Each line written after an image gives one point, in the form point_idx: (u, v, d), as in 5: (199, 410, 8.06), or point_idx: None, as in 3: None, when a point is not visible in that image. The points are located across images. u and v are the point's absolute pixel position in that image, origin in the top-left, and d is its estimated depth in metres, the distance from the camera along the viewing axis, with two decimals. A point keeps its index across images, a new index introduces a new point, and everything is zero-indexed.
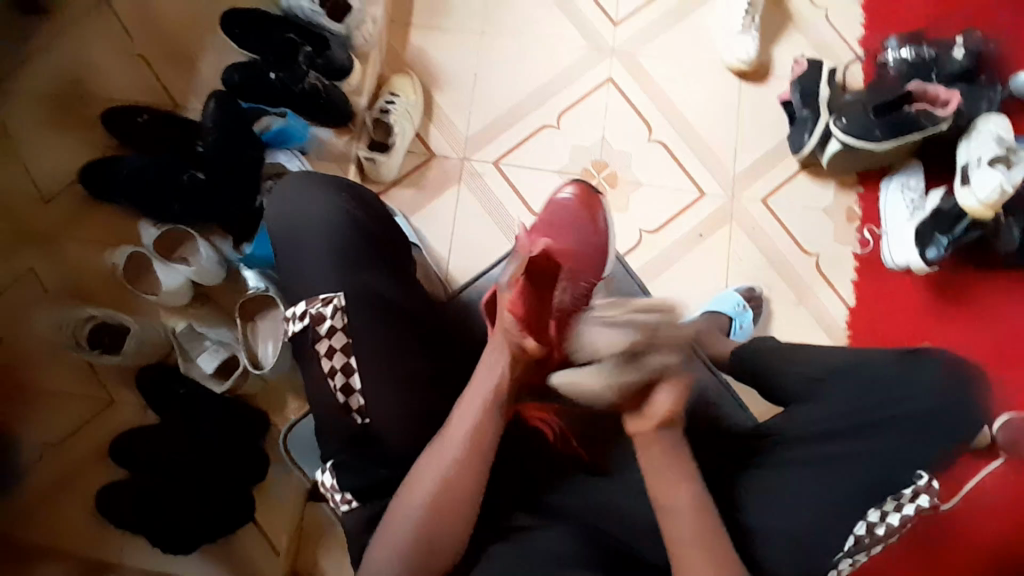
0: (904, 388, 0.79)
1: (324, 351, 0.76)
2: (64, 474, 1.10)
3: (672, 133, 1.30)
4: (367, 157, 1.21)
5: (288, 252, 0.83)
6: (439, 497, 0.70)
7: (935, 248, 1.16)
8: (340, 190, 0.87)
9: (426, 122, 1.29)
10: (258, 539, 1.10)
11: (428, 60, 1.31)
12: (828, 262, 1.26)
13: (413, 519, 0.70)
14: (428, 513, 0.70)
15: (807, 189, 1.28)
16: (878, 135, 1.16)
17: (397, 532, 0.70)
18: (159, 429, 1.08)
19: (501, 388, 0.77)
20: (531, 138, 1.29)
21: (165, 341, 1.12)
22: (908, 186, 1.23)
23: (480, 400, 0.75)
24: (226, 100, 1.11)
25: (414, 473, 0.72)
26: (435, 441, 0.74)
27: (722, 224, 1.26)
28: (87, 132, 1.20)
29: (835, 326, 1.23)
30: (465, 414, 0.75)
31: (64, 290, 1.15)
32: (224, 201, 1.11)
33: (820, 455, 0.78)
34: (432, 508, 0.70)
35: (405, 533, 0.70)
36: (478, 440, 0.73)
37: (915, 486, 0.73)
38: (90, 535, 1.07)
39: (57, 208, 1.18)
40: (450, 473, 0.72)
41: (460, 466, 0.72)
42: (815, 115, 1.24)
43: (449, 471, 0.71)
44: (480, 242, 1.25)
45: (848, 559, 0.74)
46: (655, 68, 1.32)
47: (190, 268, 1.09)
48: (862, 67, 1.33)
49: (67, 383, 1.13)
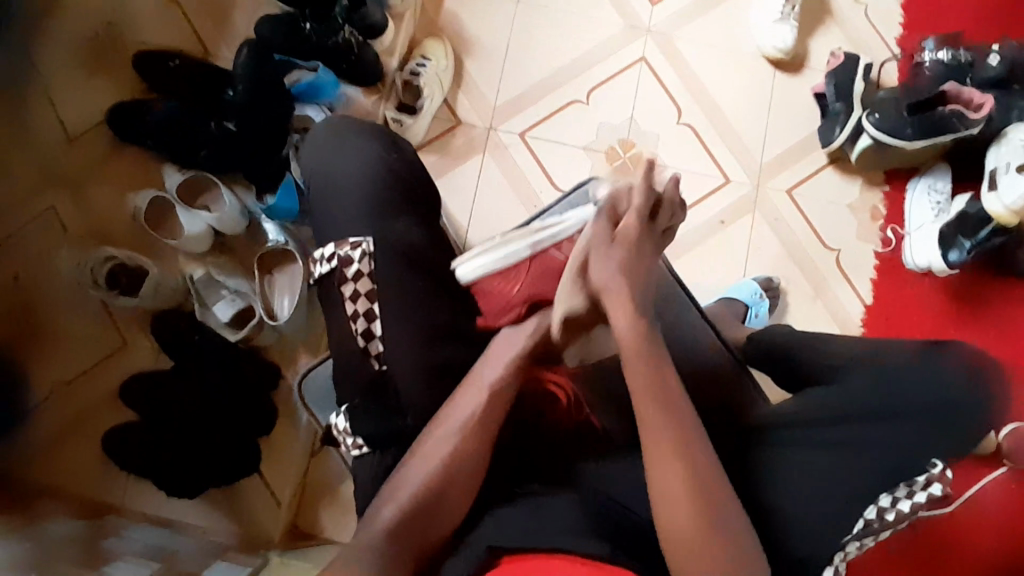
0: (918, 378, 0.79)
1: (349, 295, 0.77)
2: (73, 412, 1.10)
3: (702, 117, 1.29)
4: (394, 118, 1.23)
5: (320, 197, 0.82)
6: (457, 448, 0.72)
7: (957, 251, 1.14)
8: (379, 138, 0.85)
9: (455, 88, 1.28)
10: (263, 490, 1.12)
11: (461, 26, 1.29)
12: (848, 259, 1.25)
13: (431, 470, 0.70)
14: (446, 465, 0.71)
15: (833, 184, 1.27)
16: (910, 134, 1.15)
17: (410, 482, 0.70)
18: (170, 373, 1.09)
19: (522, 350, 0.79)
20: (560, 112, 1.28)
21: (179, 289, 1.12)
22: (935, 188, 1.22)
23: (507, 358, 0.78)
24: (260, 50, 1.08)
25: (435, 422, 0.74)
26: (456, 393, 0.75)
27: (745, 212, 1.26)
28: (114, 71, 1.19)
29: (849, 321, 1.23)
30: (491, 368, 0.77)
31: (84, 230, 1.15)
32: (248, 151, 1.11)
33: (839, 438, 0.78)
34: (450, 461, 0.71)
35: (419, 482, 0.70)
36: (500, 394, 0.76)
37: (928, 474, 0.75)
38: (95, 474, 1.08)
39: (80, 147, 1.17)
40: (470, 426, 0.73)
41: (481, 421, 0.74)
42: (848, 109, 1.22)
43: (470, 423, 0.73)
44: (500, 212, 1.25)
45: (856, 542, 0.75)
46: (690, 51, 1.30)
47: (211, 215, 1.09)
48: (898, 66, 1.31)
49: (81, 321, 1.13)
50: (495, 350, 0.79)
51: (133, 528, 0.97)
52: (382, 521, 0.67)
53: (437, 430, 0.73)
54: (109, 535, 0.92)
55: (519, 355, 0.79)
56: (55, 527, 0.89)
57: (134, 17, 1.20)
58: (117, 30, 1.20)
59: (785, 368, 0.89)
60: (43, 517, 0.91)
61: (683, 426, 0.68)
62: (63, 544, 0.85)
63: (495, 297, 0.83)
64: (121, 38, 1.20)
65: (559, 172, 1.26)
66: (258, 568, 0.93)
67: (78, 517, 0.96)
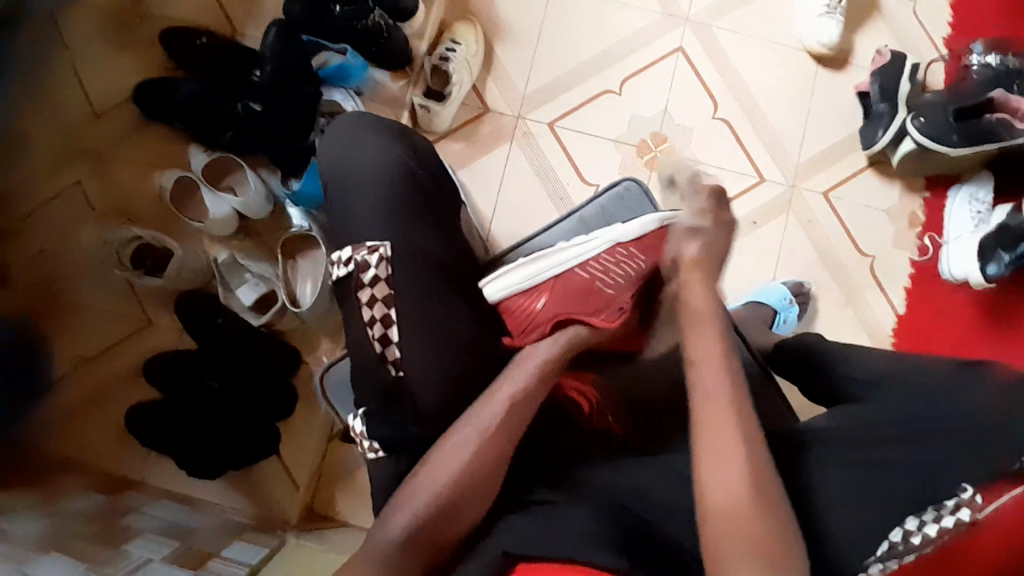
0: (960, 404, 0.75)
1: (365, 301, 0.76)
2: (95, 390, 1.12)
3: (738, 113, 1.24)
4: (422, 104, 1.18)
5: (345, 195, 0.80)
6: (469, 452, 0.70)
7: (995, 264, 1.10)
8: (400, 135, 0.83)
9: (484, 74, 1.25)
10: (280, 473, 1.13)
11: (492, 11, 1.26)
12: (883, 266, 1.22)
13: (444, 478, 0.68)
14: (461, 471, 0.69)
15: (871, 187, 1.23)
16: (954, 140, 1.12)
17: (423, 490, 0.68)
18: (190, 355, 1.10)
19: (542, 372, 0.76)
20: (591, 103, 1.25)
21: (203, 270, 1.12)
22: (975, 198, 1.18)
23: (527, 374, 0.75)
24: (287, 31, 1.04)
25: (452, 431, 0.72)
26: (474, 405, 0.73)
27: (778, 213, 1.23)
28: (143, 48, 1.17)
29: (881, 331, 1.20)
30: (511, 380, 0.75)
31: (110, 209, 1.15)
32: (275, 136, 1.09)
33: (865, 456, 0.75)
34: (462, 468, 0.69)
35: (430, 492, 0.68)
36: (519, 403, 0.73)
37: (958, 499, 0.72)
38: (118, 452, 1.10)
39: (108, 124, 1.16)
40: (484, 437, 0.70)
41: (493, 427, 0.71)
42: (893, 110, 1.18)
43: (485, 434, 0.70)
44: (525, 204, 1.22)
45: (879, 564, 0.72)
46: (728, 43, 1.26)
47: (236, 199, 1.07)
48: (945, 68, 1.25)
49: (106, 300, 1.14)
50: (517, 368, 0.76)
51: (152, 505, 0.99)
52: (398, 522, 0.66)
53: (454, 437, 0.71)
54: (127, 511, 0.93)
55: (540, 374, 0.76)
56: (74, 502, 0.91)
57: None
58: (146, 6, 1.18)
59: (816, 381, 0.86)
60: (62, 492, 0.93)
61: (753, 441, 0.66)
62: (79, 520, 0.86)
63: (519, 315, 0.84)
64: (147, 13, 1.18)
65: (588, 165, 1.24)
66: (273, 549, 0.93)
67: (98, 493, 0.98)
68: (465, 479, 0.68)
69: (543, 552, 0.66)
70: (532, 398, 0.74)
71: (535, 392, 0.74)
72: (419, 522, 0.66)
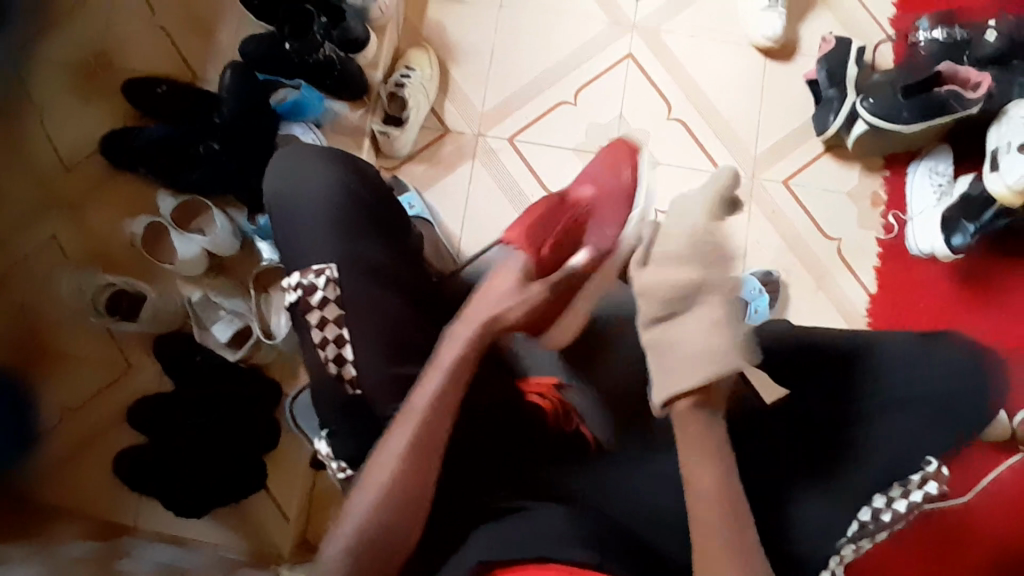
0: (919, 377, 0.76)
1: (315, 322, 0.76)
2: (83, 437, 1.12)
3: (693, 111, 1.27)
4: (381, 130, 1.21)
5: (291, 221, 0.80)
6: (423, 449, 0.68)
7: (961, 235, 1.11)
8: (344, 160, 0.84)
9: (441, 97, 1.28)
10: (270, 508, 1.13)
11: (445, 36, 1.29)
12: (850, 247, 1.23)
13: (393, 488, 0.67)
14: (424, 467, 0.68)
15: (830, 171, 1.25)
16: (906, 117, 1.12)
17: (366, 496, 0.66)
18: (172, 396, 1.10)
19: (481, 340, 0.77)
20: (548, 114, 1.27)
21: (179, 310, 1.14)
22: (935, 171, 1.19)
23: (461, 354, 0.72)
24: (243, 70, 1.11)
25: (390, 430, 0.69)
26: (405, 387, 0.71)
27: (741, 204, 1.24)
28: (109, 101, 1.21)
29: (854, 312, 1.20)
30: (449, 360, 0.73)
31: (86, 259, 1.17)
32: (240, 171, 1.13)
33: (840, 433, 0.76)
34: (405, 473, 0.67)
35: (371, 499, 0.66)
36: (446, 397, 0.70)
37: (923, 472, 0.73)
38: (106, 500, 1.10)
39: (80, 177, 1.19)
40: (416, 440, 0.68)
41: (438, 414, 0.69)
42: (842, 94, 1.19)
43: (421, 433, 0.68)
44: (492, 219, 1.24)
45: (852, 544, 0.73)
46: (675, 44, 1.29)
47: (206, 239, 1.10)
48: (893, 48, 1.27)
49: (85, 347, 1.15)
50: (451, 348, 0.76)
51: (145, 547, 0.99)
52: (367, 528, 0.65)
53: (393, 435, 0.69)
54: (120, 556, 0.93)
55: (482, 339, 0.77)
56: (67, 549, 0.91)
57: (125, 47, 1.22)
58: (109, 62, 1.22)
59: None
60: (53, 540, 0.93)
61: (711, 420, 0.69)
62: (72, 565, 0.86)
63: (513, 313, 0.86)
64: (110, 66, 1.22)
65: (550, 174, 1.25)
66: None
67: (89, 539, 0.98)
68: (408, 483, 0.67)
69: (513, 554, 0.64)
70: (461, 363, 0.73)
71: (471, 362, 0.73)
72: (375, 526, 0.66)
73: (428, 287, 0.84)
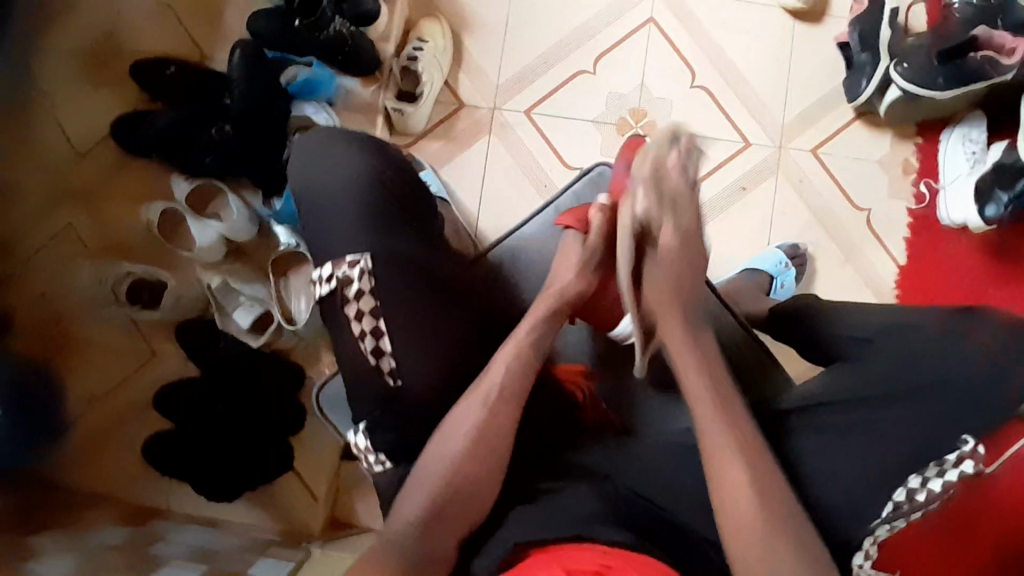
0: (956, 354, 0.73)
1: (353, 314, 0.75)
2: (116, 421, 1.14)
3: (717, 78, 1.22)
4: (395, 108, 1.17)
5: (318, 212, 0.78)
6: (471, 451, 0.69)
7: (994, 206, 1.07)
8: (371, 147, 0.81)
9: (455, 70, 1.23)
10: (297, 489, 1.14)
11: (457, 4, 1.24)
12: (880, 218, 1.19)
13: (434, 483, 0.68)
14: (453, 468, 0.68)
15: (860, 139, 1.20)
16: (941, 84, 1.07)
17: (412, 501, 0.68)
18: (199, 380, 1.11)
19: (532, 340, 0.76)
20: (568, 85, 1.23)
21: (200, 297, 1.14)
22: (969, 138, 1.14)
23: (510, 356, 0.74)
24: (252, 51, 1.05)
25: (440, 431, 0.71)
26: (464, 393, 0.73)
27: (768, 175, 1.20)
28: (115, 84, 1.18)
29: (883, 286, 1.17)
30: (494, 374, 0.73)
31: (103, 246, 1.17)
32: (249, 152, 1.09)
33: (873, 416, 0.73)
34: (449, 470, 0.68)
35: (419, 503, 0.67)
36: (499, 400, 0.72)
37: (959, 451, 0.70)
38: (139, 483, 1.12)
39: (93, 163, 1.18)
40: (464, 443, 0.70)
41: (487, 414, 0.71)
42: (875, 59, 1.13)
43: (474, 434, 0.70)
44: (511, 197, 1.21)
45: (886, 525, 0.72)
46: (699, 7, 1.23)
47: (221, 225, 1.08)
48: (927, 8, 1.20)
49: (108, 335, 1.16)
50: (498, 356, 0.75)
51: (178, 530, 1.00)
52: (402, 519, 0.67)
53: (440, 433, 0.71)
54: (153, 540, 0.94)
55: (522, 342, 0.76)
56: (102, 535, 0.92)
57: (130, 26, 1.19)
58: (113, 43, 1.19)
59: (807, 338, 0.83)
60: (86, 526, 0.94)
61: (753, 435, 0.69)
62: (107, 551, 0.87)
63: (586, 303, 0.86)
64: (114, 48, 1.19)
65: (570, 149, 1.22)
66: (300, 561, 0.94)
67: (122, 523, 0.99)
68: (450, 482, 0.68)
69: (553, 533, 0.63)
70: (525, 373, 0.74)
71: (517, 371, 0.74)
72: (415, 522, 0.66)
73: (462, 281, 0.80)
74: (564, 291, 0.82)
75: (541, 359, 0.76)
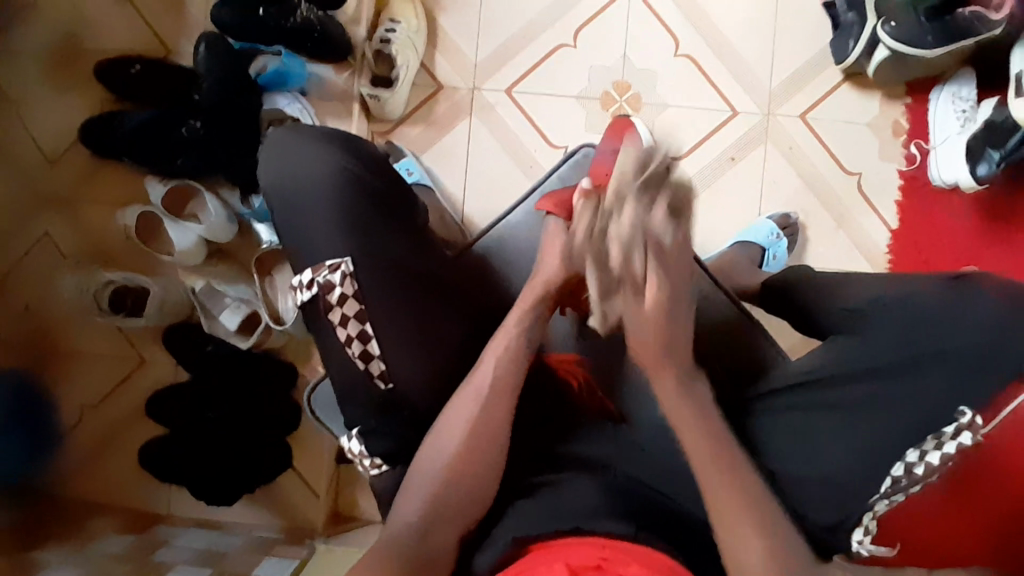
0: (950, 324, 0.72)
1: (338, 321, 0.73)
2: (110, 429, 1.13)
3: (701, 45, 1.18)
4: (371, 93, 1.12)
5: (293, 215, 0.76)
6: (465, 448, 0.68)
7: (986, 164, 1.05)
8: (343, 143, 0.78)
9: (431, 50, 1.19)
10: (299, 486, 1.13)
11: None
12: (871, 182, 1.17)
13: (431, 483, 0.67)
14: (445, 467, 0.67)
15: (850, 102, 1.17)
16: (930, 42, 1.02)
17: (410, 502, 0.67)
18: (191, 385, 1.10)
19: (520, 333, 0.74)
20: (546, 60, 1.19)
21: (184, 301, 1.12)
22: (958, 96, 1.11)
23: (502, 348, 0.73)
24: (215, 42, 1.02)
25: (435, 427, 0.71)
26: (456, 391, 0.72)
27: (756, 143, 1.18)
28: (83, 86, 1.14)
29: (876, 251, 1.16)
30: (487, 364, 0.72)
31: (82, 254, 1.14)
32: (225, 150, 1.06)
33: (871, 388, 0.72)
34: (444, 468, 0.67)
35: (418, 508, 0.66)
36: (491, 395, 0.70)
37: (958, 424, 0.69)
38: (138, 490, 1.11)
39: (66, 169, 1.15)
40: (462, 437, 0.69)
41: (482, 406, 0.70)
42: (862, 18, 1.09)
43: (468, 430, 0.69)
44: (495, 180, 1.18)
45: (886, 500, 0.71)
46: None
47: (200, 226, 1.06)
48: None
49: (95, 344, 1.14)
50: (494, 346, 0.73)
51: (180, 535, 1.00)
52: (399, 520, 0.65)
53: (435, 431, 0.70)
54: (156, 546, 0.94)
55: (514, 340, 0.73)
56: (105, 545, 0.92)
57: (92, 23, 1.14)
58: (77, 43, 1.14)
59: (806, 319, 0.82)
60: (89, 537, 0.94)
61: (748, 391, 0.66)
62: (110, 561, 0.86)
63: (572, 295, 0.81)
64: (78, 48, 1.14)
65: (553, 127, 1.19)
66: (304, 560, 0.94)
67: (126, 532, 0.99)
68: (450, 481, 0.67)
69: (553, 527, 0.63)
70: (514, 369, 0.73)
71: (505, 363, 0.72)
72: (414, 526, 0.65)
73: (457, 278, 0.81)
74: (549, 281, 0.77)
75: (530, 351, 0.74)
